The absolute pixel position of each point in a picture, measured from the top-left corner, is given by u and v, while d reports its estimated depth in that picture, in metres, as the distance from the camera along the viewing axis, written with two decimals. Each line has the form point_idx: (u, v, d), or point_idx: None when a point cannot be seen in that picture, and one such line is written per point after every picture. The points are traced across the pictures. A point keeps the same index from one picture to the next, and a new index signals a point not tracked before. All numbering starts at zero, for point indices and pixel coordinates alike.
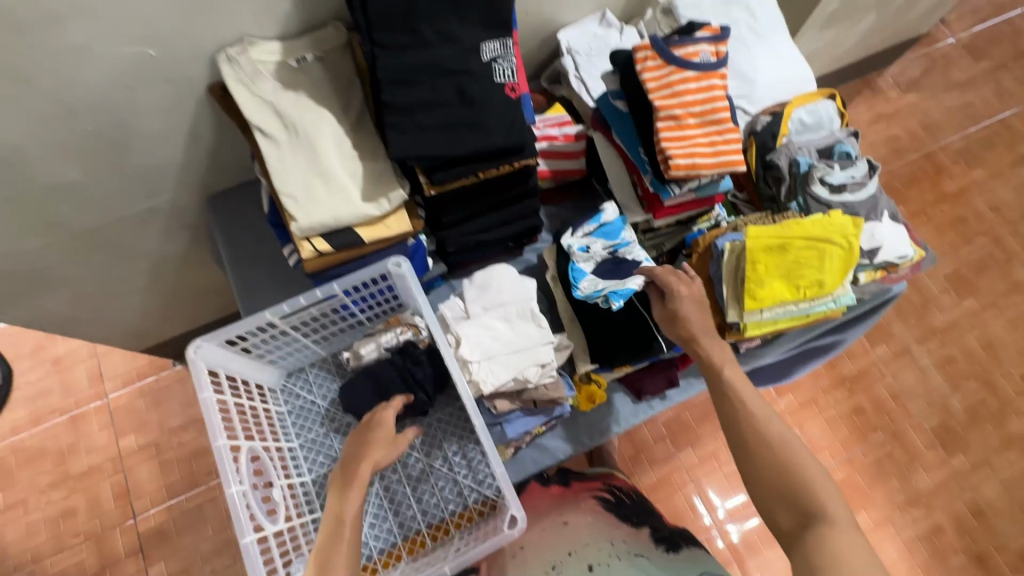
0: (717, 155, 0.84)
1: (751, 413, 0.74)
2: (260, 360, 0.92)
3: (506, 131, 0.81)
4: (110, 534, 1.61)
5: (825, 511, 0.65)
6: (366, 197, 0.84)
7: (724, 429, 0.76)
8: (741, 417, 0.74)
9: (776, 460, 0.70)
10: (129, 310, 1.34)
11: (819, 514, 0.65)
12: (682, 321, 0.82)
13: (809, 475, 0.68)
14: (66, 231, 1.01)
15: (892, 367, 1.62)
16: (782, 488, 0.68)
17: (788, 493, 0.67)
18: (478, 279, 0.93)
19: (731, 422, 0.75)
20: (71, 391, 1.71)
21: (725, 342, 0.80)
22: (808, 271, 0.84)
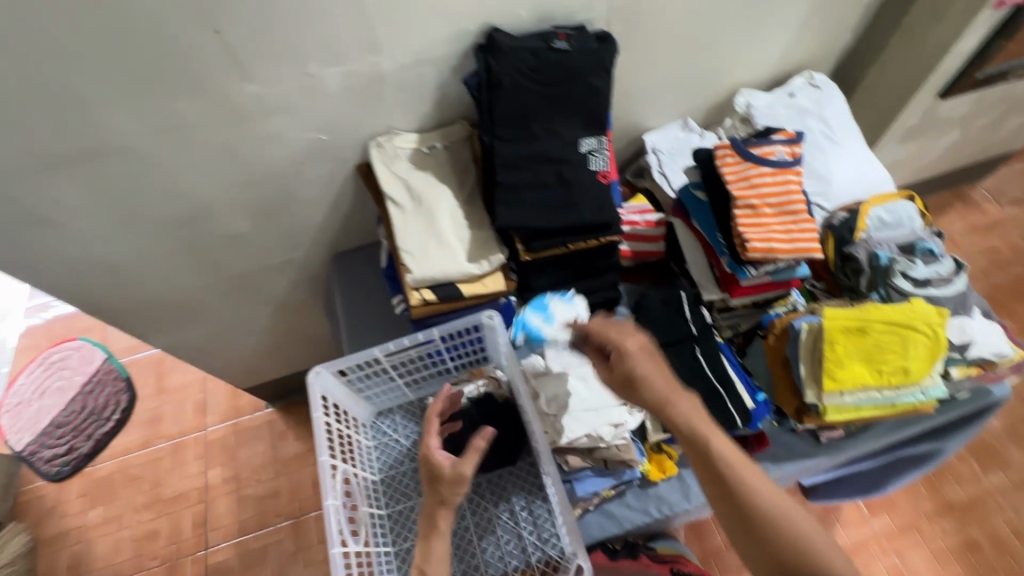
0: (793, 242, 0.90)
1: (734, 471, 0.67)
2: (358, 394, 1.04)
3: (597, 209, 0.95)
4: (182, 561, 1.69)
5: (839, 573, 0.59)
6: (471, 258, 0.98)
7: (709, 492, 0.68)
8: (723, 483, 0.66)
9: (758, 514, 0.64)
10: (247, 348, 1.53)
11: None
12: (640, 383, 0.74)
13: (810, 536, 0.62)
14: (222, 273, 1.22)
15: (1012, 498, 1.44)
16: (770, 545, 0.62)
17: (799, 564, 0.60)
18: (560, 339, 1.01)
19: (716, 484, 0.67)
20: (178, 420, 1.91)
21: (684, 395, 0.73)
22: (889, 356, 0.84)
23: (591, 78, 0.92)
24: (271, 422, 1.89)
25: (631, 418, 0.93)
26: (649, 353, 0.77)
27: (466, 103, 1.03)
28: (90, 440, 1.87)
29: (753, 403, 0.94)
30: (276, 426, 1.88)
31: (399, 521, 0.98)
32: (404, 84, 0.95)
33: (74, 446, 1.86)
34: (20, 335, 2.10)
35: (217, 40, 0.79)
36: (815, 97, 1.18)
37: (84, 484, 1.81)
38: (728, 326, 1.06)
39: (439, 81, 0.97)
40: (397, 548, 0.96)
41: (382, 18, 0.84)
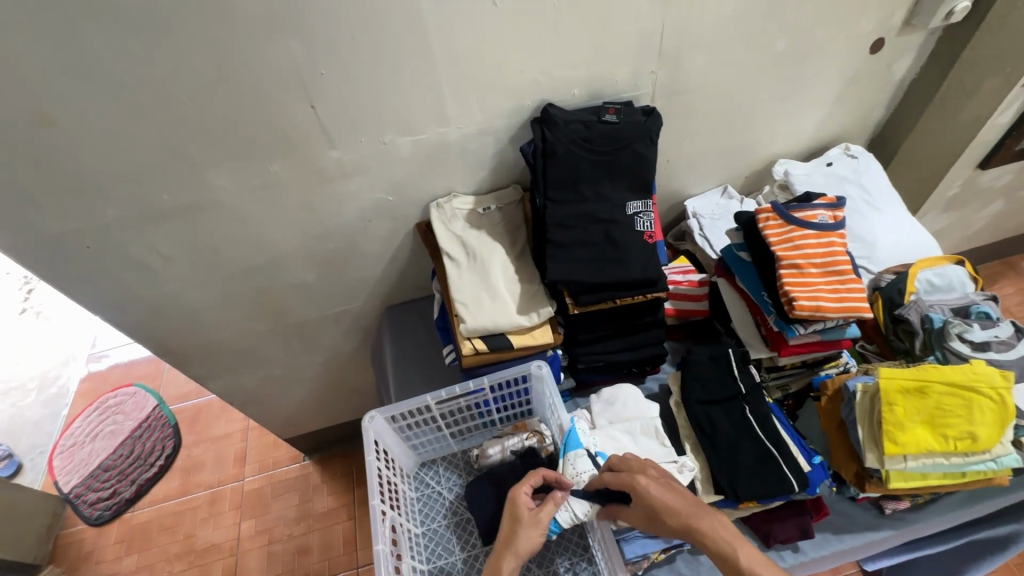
0: (841, 301, 0.91)
1: None
2: (405, 443, 1.05)
3: (643, 267, 0.99)
4: None
5: None
6: (521, 311, 1.03)
7: None
8: None
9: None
10: (295, 397, 1.58)
11: None
12: (663, 516, 0.74)
13: None
14: (284, 321, 1.30)
15: None
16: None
17: None
18: (606, 394, 1.03)
19: None
20: (218, 469, 1.94)
21: (708, 516, 0.72)
22: (955, 421, 0.81)
23: (638, 146, 1.00)
24: (307, 475, 1.89)
25: (682, 477, 0.90)
26: (664, 480, 0.79)
27: (519, 169, 1.12)
28: (133, 485, 1.91)
29: (810, 466, 0.91)
30: (311, 479, 1.88)
31: None
32: (466, 152, 1.05)
33: (118, 490, 1.90)
34: (80, 379, 2.22)
35: (312, 114, 0.92)
36: (853, 165, 1.22)
37: (123, 529, 1.84)
38: (778, 387, 1.06)
39: (496, 149, 1.07)
40: None
41: (452, 95, 0.95)
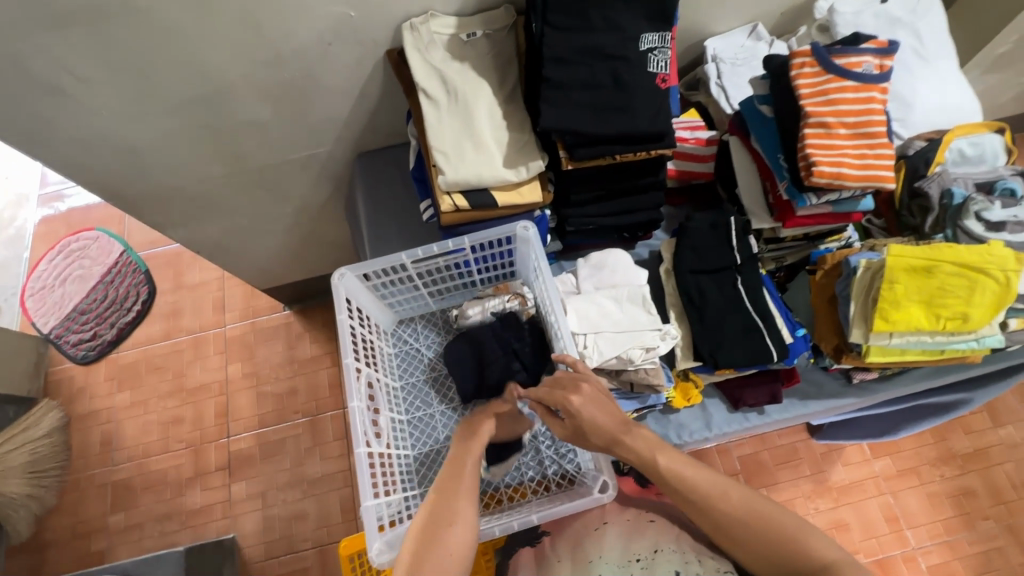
0: (865, 169, 0.82)
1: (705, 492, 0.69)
2: (382, 300, 1.01)
3: (651, 117, 0.85)
4: (206, 446, 1.78)
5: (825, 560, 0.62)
6: (507, 164, 0.91)
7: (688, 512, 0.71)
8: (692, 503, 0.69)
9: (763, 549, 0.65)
10: (267, 249, 1.50)
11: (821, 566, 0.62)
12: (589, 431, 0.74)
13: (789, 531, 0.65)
14: (244, 166, 1.15)
15: (1015, 454, 1.54)
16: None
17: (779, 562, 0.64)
18: (594, 259, 0.96)
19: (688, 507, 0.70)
20: (198, 316, 1.93)
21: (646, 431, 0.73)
22: (953, 301, 0.78)
23: None
24: (288, 325, 1.91)
25: (664, 345, 0.88)
26: (598, 395, 0.77)
27: None
28: (114, 329, 1.91)
29: (792, 338, 0.91)
30: (293, 329, 1.90)
31: (419, 428, 0.99)
32: None
33: (99, 334, 1.90)
34: (38, 221, 2.09)
35: None
36: (912, 5, 1.02)
37: (111, 368, 1.88)
38: (773, 258, 1.01)
39: None
40: (416, 451, 0.98)
41: None
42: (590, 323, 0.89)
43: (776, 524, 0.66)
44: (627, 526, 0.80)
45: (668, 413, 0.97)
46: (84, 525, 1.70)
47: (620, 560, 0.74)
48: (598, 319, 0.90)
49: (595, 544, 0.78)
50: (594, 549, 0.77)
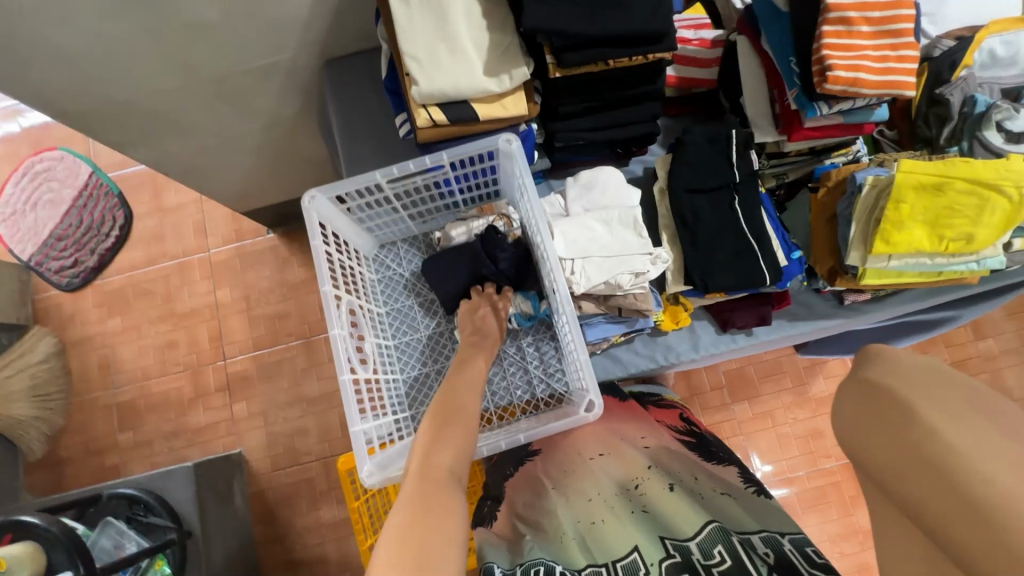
0: (885, 73, 0.74)
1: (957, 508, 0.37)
2: (360, 225, 0.96)
3: (648, 16, 0.76)
4: (204, 369, 1.81)
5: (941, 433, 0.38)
6: (488, 71, 0.81)
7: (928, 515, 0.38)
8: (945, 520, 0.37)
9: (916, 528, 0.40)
10: (241, 169, 1.41)
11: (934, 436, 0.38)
12: None
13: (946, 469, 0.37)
14: (199, 76, 1.04)
15: (992, 366, 1.59)
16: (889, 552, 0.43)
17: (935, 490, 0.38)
18: (584, 178, 0.90)
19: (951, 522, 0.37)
20: (180, 240, 1.88)
21: None
22: (960, 221, 0.74)
23: None
24: (274, 248, 1.86)
25: (654, 269, 0.85)
26: None
27: None
28: (95, 254, 1.86)
29: (787, 261, 0.88)
30: (279, 252, 1.86)
31: (408, 352, 0.99)
32: None
33: (80, 260, 1.85)
34: None
35: None
36: None
37: (99, 294, 1.86)
38: (773, 176, 0.95)
39: None
40: (405, 375, 0.98)
41: None
42: (579, 245, 0.85)
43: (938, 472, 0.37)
44: (617, 452, 0.80)
45: (657, 334, 0.96)
46: (95, 443, 1.77)
47: (618, 490, 0.73)
48: (588, 241, 0.86)
49: (590, 471, 0.78)
50: (588, 477, 0.77)
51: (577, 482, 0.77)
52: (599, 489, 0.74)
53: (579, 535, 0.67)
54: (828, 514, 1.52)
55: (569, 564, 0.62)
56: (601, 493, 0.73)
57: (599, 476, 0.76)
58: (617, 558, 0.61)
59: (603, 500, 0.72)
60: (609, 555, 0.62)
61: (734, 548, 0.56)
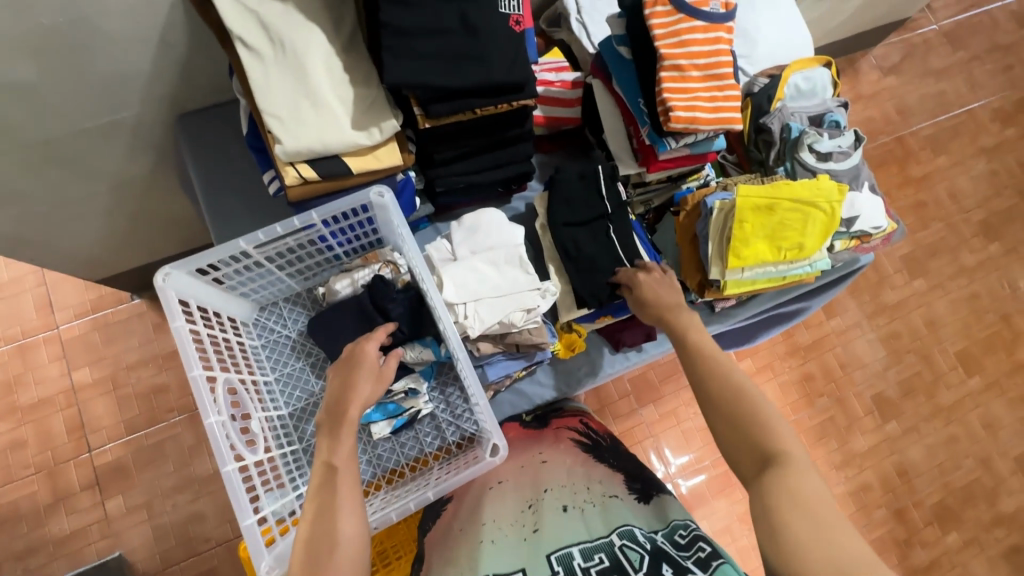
0: (716, 112, 0.84)
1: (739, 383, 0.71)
2: (231, 291, 0.88)
3: (507, 66, 0.79)
4: (64, 467, 1.54)
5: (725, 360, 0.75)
6: (356, 124, 0.80)
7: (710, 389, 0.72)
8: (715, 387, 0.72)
9: (758, 439, 0.66)
10: (89, 236, 1.25)
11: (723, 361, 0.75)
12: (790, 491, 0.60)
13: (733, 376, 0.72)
14: (18, 142, 0.90)
15: (843, 339, 1.85)
16: (796, 504, 0.58)
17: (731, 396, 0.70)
18: (468, 221, 0.92)
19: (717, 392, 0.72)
20: (18, 320, 1.61)
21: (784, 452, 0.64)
22: (791, 234, 0.86)
23: None
24: (142, 315, 1.66)
25: (545, 303, 0.88)
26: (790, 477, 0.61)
27: None
28: None
29: None
30: (148, 319, 1.66)
31: (303, 419, 0.92)
32: None
33: None
34: None
35: None
36: None
37: None
38: (641, 202, 1.04)
39: None
40: (302, 444, 0.91)
41: None
42: (468, 290, 0.86)
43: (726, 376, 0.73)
44: (516, 480, 0.82)
45: (557, 362, 0.99)
46: None
47: (513, 517, 0.73)
48: (476, 283, 0.87)
49: (491, 500, 0.79)
50: (490, 505, 0.78)
51: (478, 515, 0.76)
52: (497, 516, 0.74)
53: (467, 562, 0.66)
54: (735, 495, 1.65)
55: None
56: (497, 519, 0.73)
57: (506, 501, 0.78)
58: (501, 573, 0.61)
59: (498, 528, 0.71)
60: (490, 569, 0.62)
61: (616, 553, 0.60)
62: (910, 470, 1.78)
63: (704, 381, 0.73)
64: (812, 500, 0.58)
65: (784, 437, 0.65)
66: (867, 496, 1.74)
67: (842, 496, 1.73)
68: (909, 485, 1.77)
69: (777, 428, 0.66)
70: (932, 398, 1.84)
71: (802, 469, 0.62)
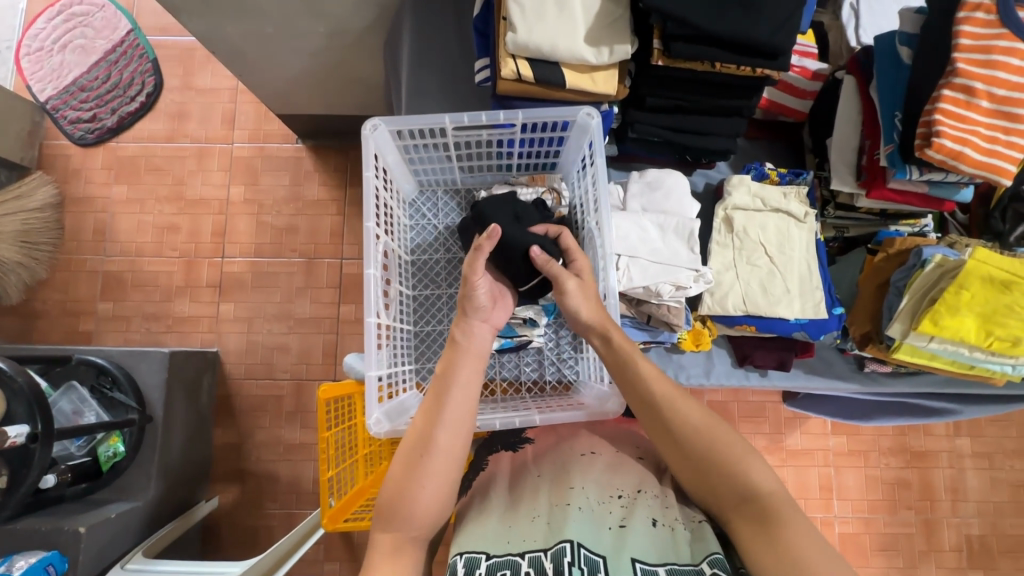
0: (990, 155, 0.71)
1: (682, 412, 0.65)
2: (407, 164, 0.91)
3: (773, 28, 0.72)
4: (199, 261, 1.76)
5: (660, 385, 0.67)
6: (589, 39, 0.77)
7: (650, 421, 0.67)
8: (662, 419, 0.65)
9: (723, 473, 0.61)
10: (292, 70, 1.35)
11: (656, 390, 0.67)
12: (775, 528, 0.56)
13: (673, 410, 0.65)
14: None
15: (961, 462, 1.63)
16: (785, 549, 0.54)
17: (681, 438, 0.64)
18: (650, 176, 0.87)
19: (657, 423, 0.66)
20: (206, 125, 1.81)
21: (750, 478, 0.60)
22: (1013, 322, 0.73)
23: None
24: (299, 159, 1.80)
25: (695, 287, 0.83)
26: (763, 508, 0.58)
27: None
28: (115, 116, 1.79)
29: (827, 314, 0.86)
30: (303, 165, 1.80)
31: (425, 308, 0.96)
32: None
33: (99, 117, 1.78)
34: None
35: None
36: None
37: (109, 157, 1.79)
38: (834, 226, 0.93)
39: None
40: (418, 328, 0.96)
41: None
42: (628, 241, 0.83)
43: (666, 403, 0.66)
44: (613, 460, 0.74)
45: (674, 351, 0.94)
46: (73, 304, 1.73)
47: (602, 496, 0.66)
48: (637, 240, 0.83)
49: (581, 467, 0.72)
50: (579, 471, 0.71)
51: (564, 478, 0.69)
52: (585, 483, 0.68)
53: (548, 521, 0.63)
54: None
55: (537, 549, 0.59)
56: (585, 489, 0.67)
57: (595, 474, 0.70)
58: (586, 548, 0.58)
59: (586, 499, 0.66)
60: (576, 539, 0.59)
61: None
62: None
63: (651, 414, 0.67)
64: (801, 547, 0.54)
65: (759, 476, 0.59)
66: None
67: None
68: None
69: (747, 468, 0.60)
70: None
71: (785, 511, 0.57)
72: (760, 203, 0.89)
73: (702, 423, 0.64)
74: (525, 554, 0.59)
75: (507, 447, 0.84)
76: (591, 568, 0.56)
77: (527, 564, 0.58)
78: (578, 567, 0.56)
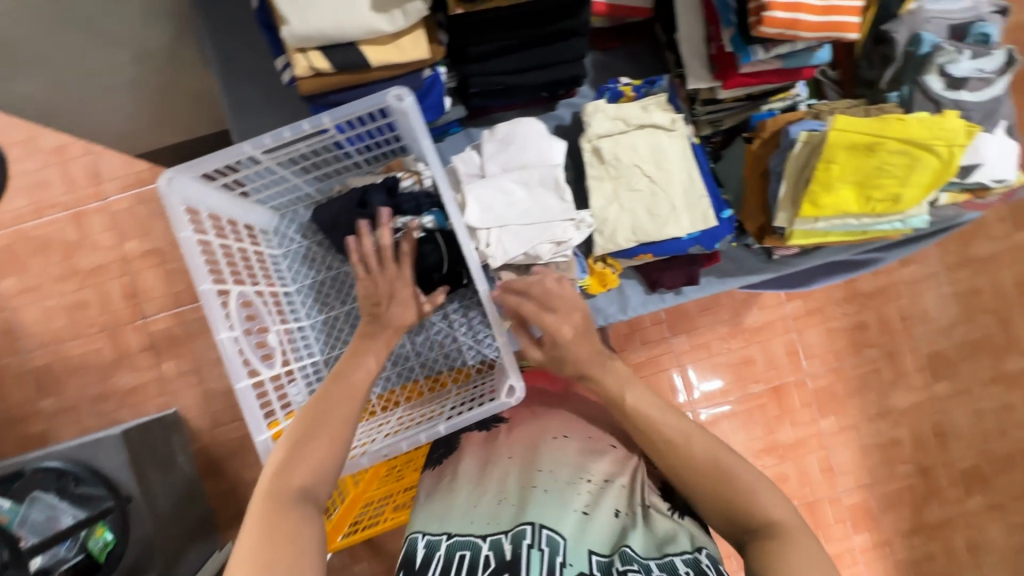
0: (828, 14, 0.66)
1: (688, 446, 0.65)
2: (246, 198, 0.83)
3: None
4: (123, 329, 1.67)
5: (665, 427, 0.66)
6: (376, 5, 0.67)
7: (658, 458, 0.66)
8: (672, 456, 0.65)
9: (737, 506, 0.60)
10: None
11: (662, 433, 0.66)
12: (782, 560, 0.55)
13: (680, 444, 0.65)
14: None
15: (911, 290, 1.68)
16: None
17: (693, 473, 0.63)
18: (501, 132, 0.81)
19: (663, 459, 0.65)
20: (71, 187, 1.65)
21: (763, 507, 0.60)
22: (888, 182, 0.72)
23: None
24: None
25: (577, 236, 0.79)
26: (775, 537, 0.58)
27: None
28: None
29: (717, 221, 0.84)
30: None
31: (325, 333, 0.92)
32: None
33: None
34: None
35: None
36: None
37: None
38: (708, 123, 0.88)
39: None
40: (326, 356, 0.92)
41: None
42: (493, 210, 0.78)
43: (669, 435, 0.65)
44: (584, 443, 0.75)
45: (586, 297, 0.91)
46: (14, 410, 1.66)
47: (571, 478, 0.69)
48: (503, 205, 0.78)
49: (554, 450, 0.73)
50: (549, 452, 0.72)
51: (533, 461, 0.71)
52: (553, 465, 0.70)
53: (516, 502, 0.66)
54: (755, 431, 1.64)
55: (499, 532, 0.63)
56: (553, 471, 0.69)
57: (563, 460, 0.71)
58: (549, 527, 0.61)
59: (553, 480, 0.68)
60: (539, 519, 0.62)
61: None
62: (949, 433, 1.69)
63: (664, 451, 0.65)
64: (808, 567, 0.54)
65: (773, 504, 0.60)
66: (894, 451, 1.68)
67: (866, 447, 1.68)
68: (944, 447, 1.69)
69: (762, 495, 0.60)
70: (997, 363, 1.69)
71: (800, 536, 0.57)
72: (623, 124, 0.83)
73: (711, 455, 0.64)
74: (488, 537, 0.63)
75: (478, 428, 0.83)
76: (552, 548, 0.59)
77: (490, 547, 0.62)
78: (539, 548, 0.59)
